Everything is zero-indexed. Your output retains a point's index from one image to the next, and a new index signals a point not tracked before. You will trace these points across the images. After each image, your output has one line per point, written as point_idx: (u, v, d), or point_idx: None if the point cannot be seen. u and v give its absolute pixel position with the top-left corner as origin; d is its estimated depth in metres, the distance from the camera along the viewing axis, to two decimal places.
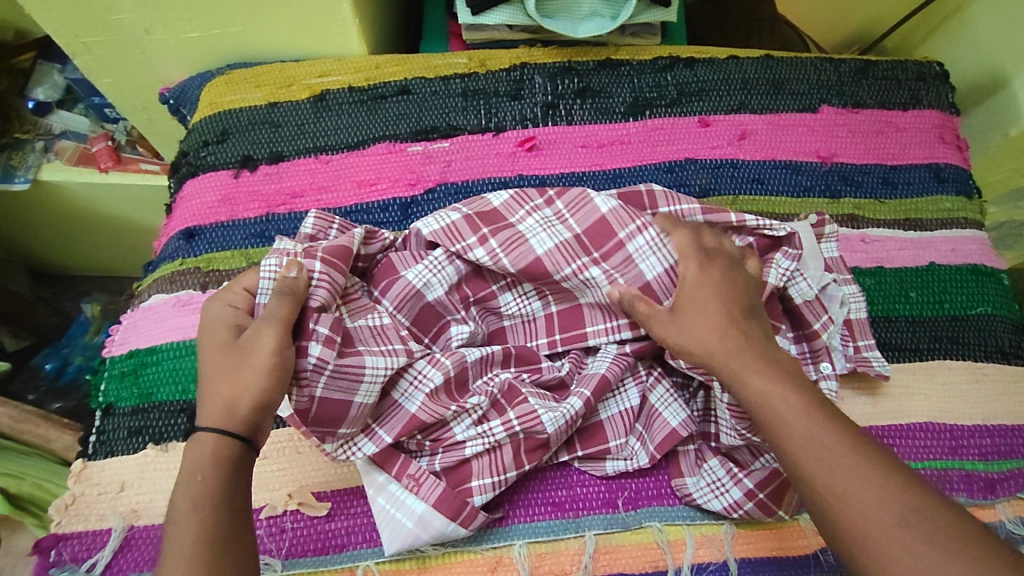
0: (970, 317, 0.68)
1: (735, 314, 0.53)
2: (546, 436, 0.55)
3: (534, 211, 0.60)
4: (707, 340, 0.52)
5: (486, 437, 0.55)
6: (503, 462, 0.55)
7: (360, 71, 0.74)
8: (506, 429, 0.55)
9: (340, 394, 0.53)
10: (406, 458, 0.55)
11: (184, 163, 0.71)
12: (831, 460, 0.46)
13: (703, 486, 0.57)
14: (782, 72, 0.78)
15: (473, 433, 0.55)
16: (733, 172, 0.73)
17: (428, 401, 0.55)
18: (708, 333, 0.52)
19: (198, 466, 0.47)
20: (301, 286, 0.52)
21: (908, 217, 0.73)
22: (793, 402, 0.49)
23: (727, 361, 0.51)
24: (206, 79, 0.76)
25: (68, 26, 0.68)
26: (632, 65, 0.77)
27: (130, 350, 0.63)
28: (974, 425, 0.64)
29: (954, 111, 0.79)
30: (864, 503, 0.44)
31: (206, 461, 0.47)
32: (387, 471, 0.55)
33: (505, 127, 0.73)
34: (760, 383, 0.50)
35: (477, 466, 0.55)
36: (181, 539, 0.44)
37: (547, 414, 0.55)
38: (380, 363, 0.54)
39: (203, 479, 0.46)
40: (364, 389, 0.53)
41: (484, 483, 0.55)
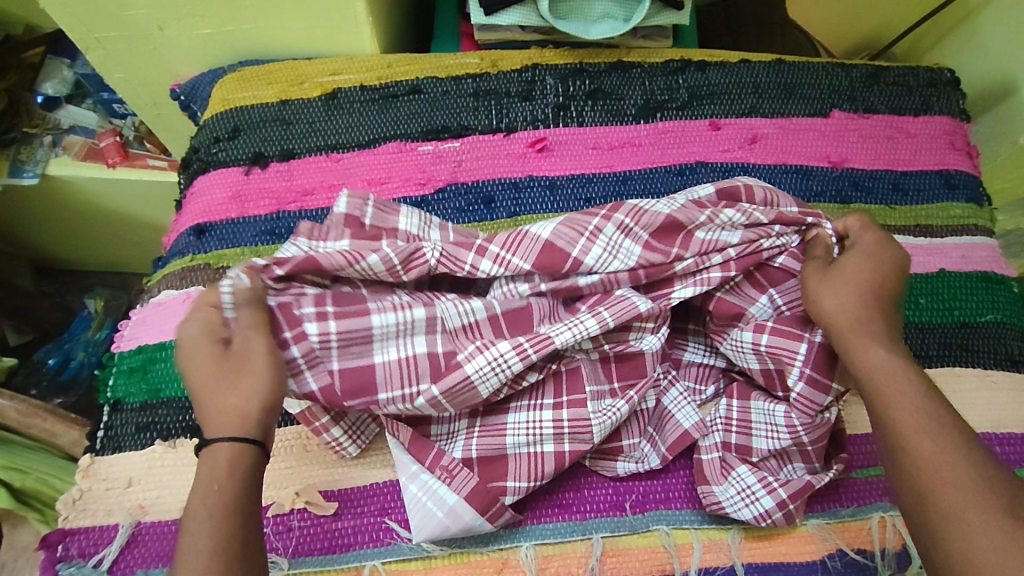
0: (980, 324, 0.68)
1: (872, 297, 0.53)
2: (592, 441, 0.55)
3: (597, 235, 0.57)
4: (848, 308, 0.52)
5: (534, 431, 0.55)
6: (543, 464, 0.55)
7: (372, 70, 0.74)
8: (555, 425, 0.55)
9: (354, 363, 0.53)
10: (440, 450, 0.55)
11: (195, 159, 0.71)
12: (930, 443, 0.46)
13: (733, 494, 0.56)
14: (794, 76, 0.78)
15: (523, 424, 0.56)
16: (744, 176, 0.73)
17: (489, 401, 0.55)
18: (851, 307, 0.53)
19: (211, 476, 0.45)
20: (259, 290, 0.51)
21: (917, 223, 0.73)
22: (904, 382, 0.48)
23: (851, 332, 0.51)
24: (217, 76, 0.76)
25: (81, 21, 0.68)
26: (644, 67, 0.77)
27: (138, 346, 0.63)
28: (983, 433, 0.63)
29: (964, 118, 0.79)
30: (952, 485, 0.44)
31: (223, 469, 0.45)
32: (420, 462, 0.55)
33: (517, 128, 0.73)
34: (883, 360, 0.50)
35: (513, 467, 0.55)
36: (199, 543, 0.42)
37: (597, 422, 0.55)
38: (391, 320, 0.54)
39: (221, 490, 0.44)
40: (375, 350, 0.54)
41: (519, 484, 0.55)
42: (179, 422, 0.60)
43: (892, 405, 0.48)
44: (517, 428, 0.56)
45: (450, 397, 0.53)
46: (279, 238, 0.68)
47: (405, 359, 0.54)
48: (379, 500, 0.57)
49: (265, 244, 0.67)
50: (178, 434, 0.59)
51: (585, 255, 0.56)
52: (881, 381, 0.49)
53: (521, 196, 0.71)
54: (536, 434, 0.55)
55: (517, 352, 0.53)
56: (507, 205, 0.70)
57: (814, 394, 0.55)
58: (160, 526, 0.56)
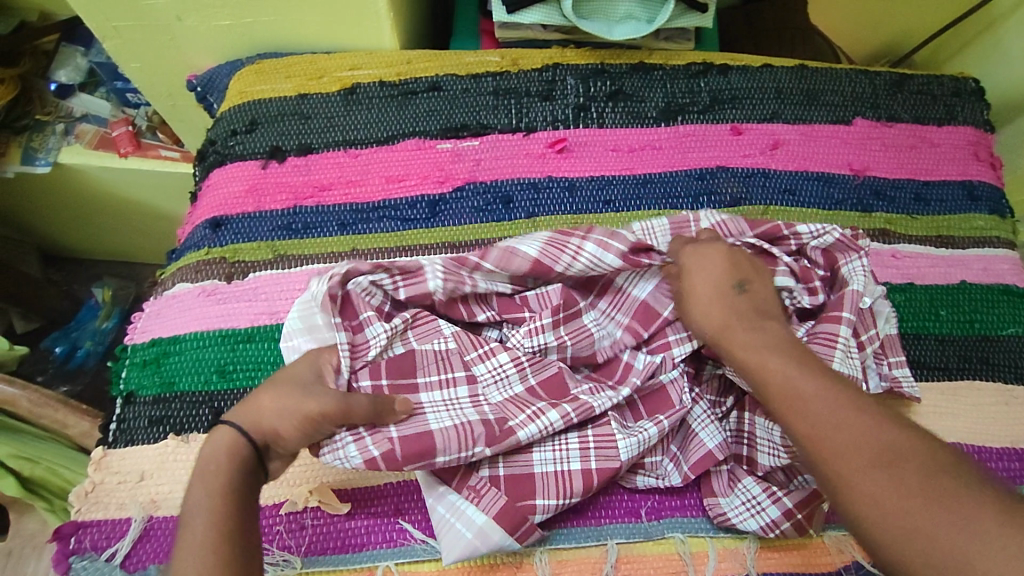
0: (1000, 338, 0.67)
1: (727, 290, 0.55)
2: (619, 462, 0.55)
3: (579, 251, 0.58)
4: (713, 316, 0.55)
5: (559, 456, 0.56)
6: (571, 484, 0.55)
7: (392, 66, 0.74)
8: (580, 443, 0.56)
9: (414, 431, 0.53)
10: (466, 470, 0.55)
11: (212, 151, 0.71)
12: (812, 422, 0.45)
13: (738, 505, 0.56)
14: (816, 82, 0.77)
15: (548, 450, 0.56)
16: (765, 181, 0.72)
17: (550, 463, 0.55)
18: (713, 310, 0.55)
19: (211, 461, 0.48)
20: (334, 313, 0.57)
21: (939, 234, 0.72)
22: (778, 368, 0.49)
23: (722, 335, 0.54)
24: (234, 68, 0.76)
25: (101, 10, 0.67)
26: (665, 70, 0.76)
27: (152, 339, 0.63)
28: (1003, 448, 0.63)
29: (988, 128, 0.78)
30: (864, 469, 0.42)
31: (220, 455, 0.49)
32: (449, 481, 0.55)
33: (536, 128, 0.72)
34: (748, 357, 0.51)
35: (541, 486, 0.55)
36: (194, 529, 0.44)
37: (625, 441, 0.55)
38: (437, 396, 0.57)
39: (214, 472, 0.47)
40: (432, 418, 0.55)
41: (548, 503, 0.54)
42: (193, 417, 0.59)
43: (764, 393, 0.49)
44: (542, 445, 0.56)
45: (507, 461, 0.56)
46: (296, 233, 0.67)
47: (461, 424, 0.54)
48: (392, 500, 0.57)
49: (281, 239, 0.67)
50: (191, 429, 0.59)
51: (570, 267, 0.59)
52: (761, 372, 0.50)
53: (539, 197, 0.70)
54: (562, 452, 0.56)
55: (562, 417, 0.55)
56: (525, 205, 0.70)
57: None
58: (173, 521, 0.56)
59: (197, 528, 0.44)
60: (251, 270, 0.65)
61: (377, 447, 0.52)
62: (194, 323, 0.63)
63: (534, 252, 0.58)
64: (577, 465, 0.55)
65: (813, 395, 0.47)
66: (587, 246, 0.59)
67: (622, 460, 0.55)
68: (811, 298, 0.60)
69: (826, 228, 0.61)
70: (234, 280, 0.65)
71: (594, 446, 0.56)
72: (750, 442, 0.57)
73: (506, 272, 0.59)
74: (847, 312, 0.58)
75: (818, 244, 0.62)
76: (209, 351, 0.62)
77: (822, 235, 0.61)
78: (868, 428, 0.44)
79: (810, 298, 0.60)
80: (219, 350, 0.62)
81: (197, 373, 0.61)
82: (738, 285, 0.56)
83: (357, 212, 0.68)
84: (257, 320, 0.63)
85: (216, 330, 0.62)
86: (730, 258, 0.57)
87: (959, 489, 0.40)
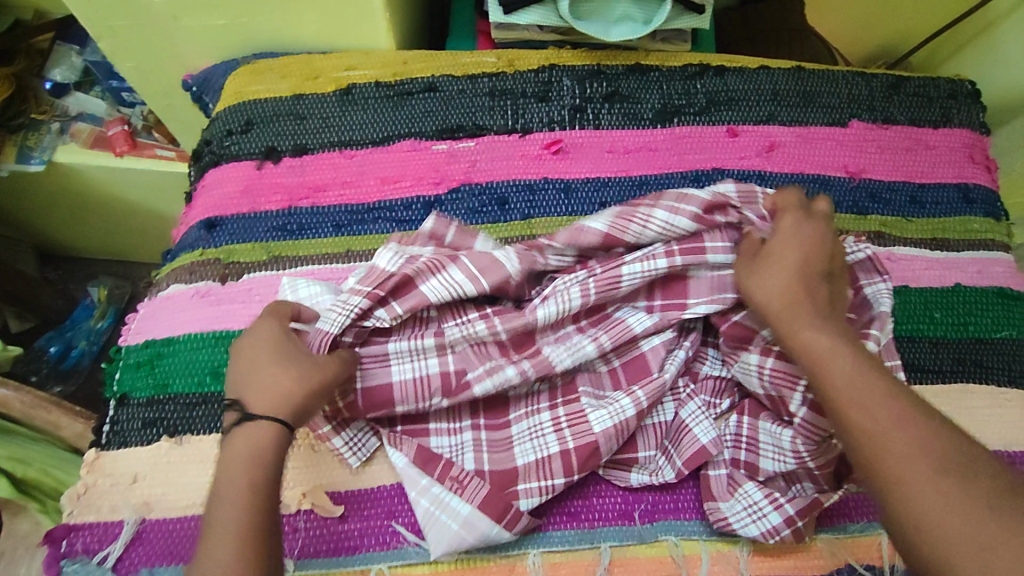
0: (995, 341, 0.67)
1: (805, 274, 0.53)
2: (592, 437, 0.55)
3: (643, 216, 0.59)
4: (776, 295, 0.53)
5: (540, 447, 0.56)
6: (552, 467, 0.55)
7: (387, 66, 0.74)
8: (560, 443, 0.56)
9: (376, 383, 0.56)
10: (449, 461, 0.56)
11: (206, 152, 0.70)
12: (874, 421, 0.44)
13: (739, 510, 0.55)
14: (813, 83, 0.77)
15: (529, 438, 0.57)
16: (760, 184, 0.72)
17: (537, 464, 0.56)
18: (783, 281, 0.53)
19: (238, 453, 0.47)
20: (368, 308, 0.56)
21: (934, 236, 0.72)
22: (848, 362, 0.47)
23: (782, 315, 0.52)
24: (230, 68, 0.75)
25: (95, 9, 0.67)
26: (662, 72, 0.76)
27: (146, 340, 0.63)
28: (996, 451, 0.63)
29: (984, 131, 0.78)
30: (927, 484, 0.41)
31: (251, 448, 0.47)
32: (430, 473, 0.55)
33: (532, 129, 0.72)
34: (812, 338, 0.49)
35: (523, 472, 0.55)
36: (228, 525, 0.44)
37: (595, 413, 0.56)
38: (403, 348, 0.56)
39: (251, 466, 0.46)
40: (394, 369, 0.56)
41: (531, 486, 0.55)
42: (186, 419, 0.59)
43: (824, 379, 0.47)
44: (523, 438, 0.57)
45: (492, 449, 0.57)
46: (291, 234, 0.67)
47: (421, 377, 0.56)
48: (385, 502, 0.57)
49: (277, 240, 0.67)
50: (184, 431, 0.59)
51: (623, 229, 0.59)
52: (820, 360, 0.48)
53: (535, 199, 0.70)
54: (541, 440, 0.57)
55: (553, 420, 0.57)
56: (521, 206, 0.70)
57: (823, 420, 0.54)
58: (166, 524, 0.56)
59: (225, 516, 0.44)
60: (246, 271, 0.65)
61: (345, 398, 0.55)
62: (187, 324, 0.63)
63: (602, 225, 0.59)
64: (556, 452, 0.56)
65: (873, 393, 0.45)
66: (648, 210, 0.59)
67: (595, 434, 0.55)
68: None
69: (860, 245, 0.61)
70: (229, 281, 0.64)
71: (568, 428, 0.56)
72: (750, 446, 0.57)
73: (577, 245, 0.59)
74: (873, 330, 0.58)
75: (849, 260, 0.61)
76: (202, 352, 0.61)
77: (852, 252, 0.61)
78: (928, 438, 0.43)
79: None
80: (212, 352, 0.61)
81: (191, 375, 0.61)
82: (820, 271, 0.54)
83: (352, 213, 0.68)
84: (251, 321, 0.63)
85: (209, 331, 0.62)
86: (808, 242, 0.55)
87: (1016, 504, 0.39)
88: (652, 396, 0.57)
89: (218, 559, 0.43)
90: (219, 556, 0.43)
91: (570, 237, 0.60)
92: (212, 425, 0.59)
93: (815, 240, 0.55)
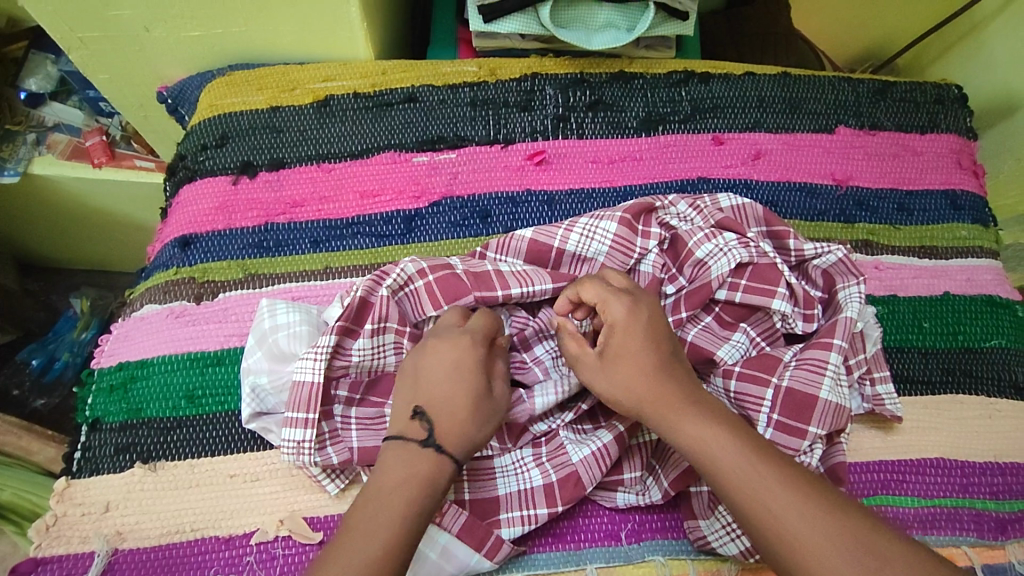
0: (984, 350, 0.67)
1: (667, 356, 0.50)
2: (572, 467, 0.55)
3: (573, 226, 0.60)
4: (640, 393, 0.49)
5: (521, 477, 0.55)
6: (534, 498, 0.54)
7: (366, 77, 0.72)
8: (541, 475, 0.55)
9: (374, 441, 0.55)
10: None
11: (181, 167, 0.69)
12: (766, 501, 0.43)
13: (718, 528, 0.54)
14: (800, 90, 0.76)
15: (510, 469, 0.56)
16: (746, 192, 0.71)
17: (519, 494, 0.55)
18: (641, 380, 0.49)
19: (412, 455, 0.47)
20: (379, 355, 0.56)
21: (922, 244, 0.71)
22: (729, 444, 0.46)
23: (659, 410, 0.48)
24: (205, 80, 0.73)
25: (64, 21, 0.65)
26: (646, 79, 0.74)
27: (120, 363, 0.61)
28: (985, 462, 0.62)
29: (971, 136, 0.77)
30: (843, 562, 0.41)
31: (413, 472, 0.46)
32: None
33: (515, 140, 0.71)
34: (695, 432, 0.47)
35: (504, 501, 0.55)
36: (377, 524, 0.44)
37: (572, 445, 0.56)
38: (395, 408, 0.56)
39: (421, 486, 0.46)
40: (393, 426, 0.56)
41: (513, 516, 0.54)
42: (161, 445, 0.58)
43: (720, 474, 0.45)
44: (505, 471, 0.56)
45: (473, 480, 0.55)
46: (267, 251, 0.65)
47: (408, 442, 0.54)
48: None
49: (253, 257, 0.65)
50: (158, 457, 0.57)
51: (565, 243, 0.59)
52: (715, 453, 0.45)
53: (518, 211, 0.69)
54: (524, 474, 0.56)
55: (536, 456, 0.56)
56: (504, 219, 0.69)
57: (790, 440, 0.54)
58: (139, 554, 0.54)
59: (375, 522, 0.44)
60: (222, 290, 0.63)
61: (337, 454, 0.55)
62: (161, 347, 0.61)
63: (530, 233, 0.60)
64: (539, 484, 0.55)
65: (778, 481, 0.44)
66: (583, 222, 0.60)
67: (574, 464, 0.55)
68: (805, 325, 0.59)
69: (830, 247, 0.59)
70: (204, 300, 0.63)
71: (549, 461, 0.56)
72: None
73: (510, 255, 0.61)
74: (839, 338, 0.56)
75: (820, 263, 0.61)
76: (176, 375, 0.60)
77: (823, 257, 0.60)
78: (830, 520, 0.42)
79: (804, 325, 0.58)
80: (187, 374, 0.60)
81: (165, 399, 0.59)
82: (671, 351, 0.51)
83: (331, 228, 0.67)
84: (227, 342, 0.61)
85: (183, 354, 0.61)
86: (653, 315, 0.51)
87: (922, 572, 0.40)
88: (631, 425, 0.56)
89: (380, 530, 0.43)
90: (381, 530, 0.43)
91: (506, 246, 0.61)
92: (187, 450, 0.58)
93: (632, 323, 0.50)
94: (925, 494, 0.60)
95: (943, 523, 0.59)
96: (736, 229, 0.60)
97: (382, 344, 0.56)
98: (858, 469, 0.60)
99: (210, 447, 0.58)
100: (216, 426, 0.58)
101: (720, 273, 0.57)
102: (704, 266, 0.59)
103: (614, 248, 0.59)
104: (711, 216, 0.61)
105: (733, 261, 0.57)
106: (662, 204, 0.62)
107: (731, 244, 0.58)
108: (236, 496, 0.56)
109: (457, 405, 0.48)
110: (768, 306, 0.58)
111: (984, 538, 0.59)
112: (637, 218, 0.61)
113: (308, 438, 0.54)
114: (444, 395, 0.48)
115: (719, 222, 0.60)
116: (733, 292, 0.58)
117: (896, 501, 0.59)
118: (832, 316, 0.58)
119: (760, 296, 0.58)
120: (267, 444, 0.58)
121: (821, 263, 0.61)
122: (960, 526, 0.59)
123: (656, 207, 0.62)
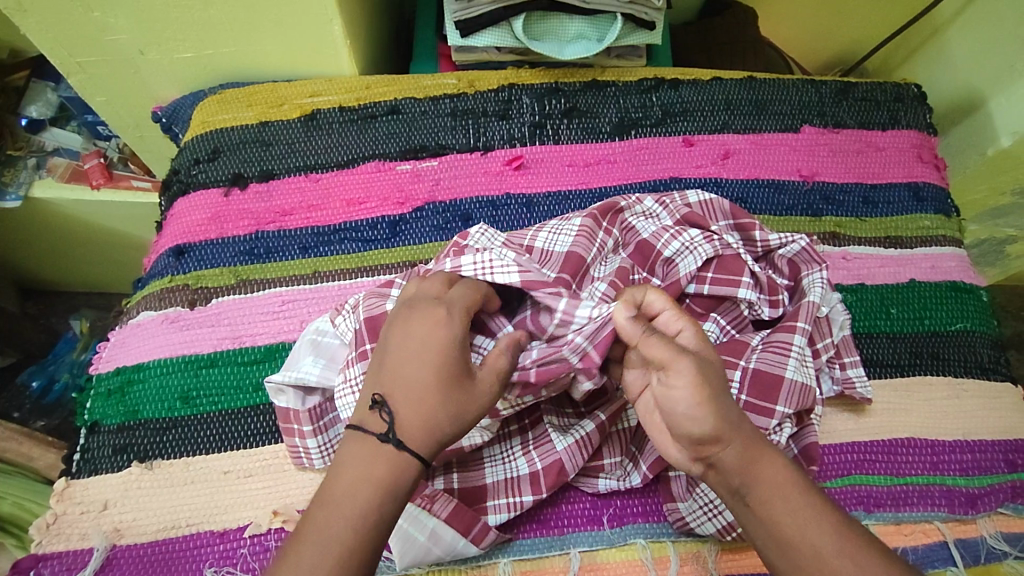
0: (949, 333, 0.69)
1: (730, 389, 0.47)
2: (557, 456, 0.57)
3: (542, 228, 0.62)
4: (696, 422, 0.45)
5: (509, 467, 0.57)
6: (519, 486, 0.57)
7: (350, 91, 0.75)
8: (527, 463, 0.57)
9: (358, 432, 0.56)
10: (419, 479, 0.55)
11: (175, 180, 0.72)
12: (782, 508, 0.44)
13: (695, 509, 0.56)
14: (764, 93, 0.79)
15: (498, 461, 0.58)
16: (717, 191, 0.75)
17: (506, 484, 0.57)
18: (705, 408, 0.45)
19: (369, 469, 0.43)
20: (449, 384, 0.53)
21: (887, 234, 0.74)
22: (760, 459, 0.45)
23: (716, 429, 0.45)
24: (198, 99, 0.77)
25: (63, 46, 0.68)
26: (618, 86, 0.78)
27: (117, 367, 0.63)
28: (954, 441, 0.64)
29: (931, 131, 0.81)
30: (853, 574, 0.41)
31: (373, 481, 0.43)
32: None
33: (494, 146, 0.74)
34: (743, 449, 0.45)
35: (490, 489, 0.57)
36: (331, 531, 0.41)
37: (557, 433, 0.58)
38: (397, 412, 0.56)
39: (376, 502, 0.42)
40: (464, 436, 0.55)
41: (500, 502, 0.56)
42: (156, 444, 0.60)
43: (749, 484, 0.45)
44: (493, 460, 0.58)
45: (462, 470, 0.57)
46: (258, 257, 0.68)
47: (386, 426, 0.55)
48: None
49: (244, 263, 0.68)
50: (154, 456, 0.60)
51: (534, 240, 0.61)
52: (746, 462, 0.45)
53: (497, 214, 0.72)
54: (511, 463, 0.58)
55: (523, 448, 0.58)
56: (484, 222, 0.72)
57: (758, 418, 0.56)
58: (136, 549, 0.56)
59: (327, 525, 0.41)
60: (215, 295, 0.66)
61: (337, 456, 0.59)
62: (158, 350, 0.63)
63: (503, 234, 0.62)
64: (525, 472, 0.57)
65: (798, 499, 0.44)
66: (551, 224, 0.62)
67: (559, 452, 0.57)
68: (771, 311, 0.62)
69: (793, 236, 0.62)
70: (198, 306, 0.65)
71: (535, 449, 0.58)
72: None
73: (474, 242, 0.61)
74: (802, 321, 0.59)
75: (786, 252, 0.63)
76: (173, 377, 0.62)
77: (787, 244, 0.63)
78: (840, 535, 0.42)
79: (771, 310, 0.62)
80: (183, 375, 0.62)
81: (161, 400, 0.61)
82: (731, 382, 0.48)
83: (319, 235, 0.70)
84: (221, 344, 0.64)
85: (179, 356, 0.63)
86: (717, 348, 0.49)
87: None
88: (612, 413, 0.59)
89: (353, 504, 0.42)
90: (354, 506, 0.42)
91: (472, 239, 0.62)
92: (183, 449, 0.60)
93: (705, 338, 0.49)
94: (896, 473, 0.62)
95: (913, 499, 0.61)
96: (701, 224, 0.63)
97: (351, 377, 0.54)
98: (830, 450, 0.62)
99: (205, 445, 0.60)
100: (209, 425, 0.61)
101: (688, 271, 0.60)
102: (673, 263, 0.61)
103: (579, 237, 0.60)
104: (680, 212, 0.64)
105: (699, 257, 0.60)
106: (628, 205, 0.65)
107: (697, 241, 0.61)
108: (229, 492, 0.58)
109: (427, 393, 0.45)
110: (734, 295, 0.61)
111: (955, 512, 0.61)
112: (604, 217, 0.63)
113: (316, 445, 0.58)
114: (411, 387, 0.45)
115: (685, 215, 0.63)
116: (701, 286, 0.61)
117: (868, 480, 0.62)
118: (798, 300, 0.62)
119: (725, 288, 0.60)
120: (269, 437, 0.60)
121: (785, 251, 0.63)
122: (930, 502, 0.61)
123: (622, 207, 0.65)
